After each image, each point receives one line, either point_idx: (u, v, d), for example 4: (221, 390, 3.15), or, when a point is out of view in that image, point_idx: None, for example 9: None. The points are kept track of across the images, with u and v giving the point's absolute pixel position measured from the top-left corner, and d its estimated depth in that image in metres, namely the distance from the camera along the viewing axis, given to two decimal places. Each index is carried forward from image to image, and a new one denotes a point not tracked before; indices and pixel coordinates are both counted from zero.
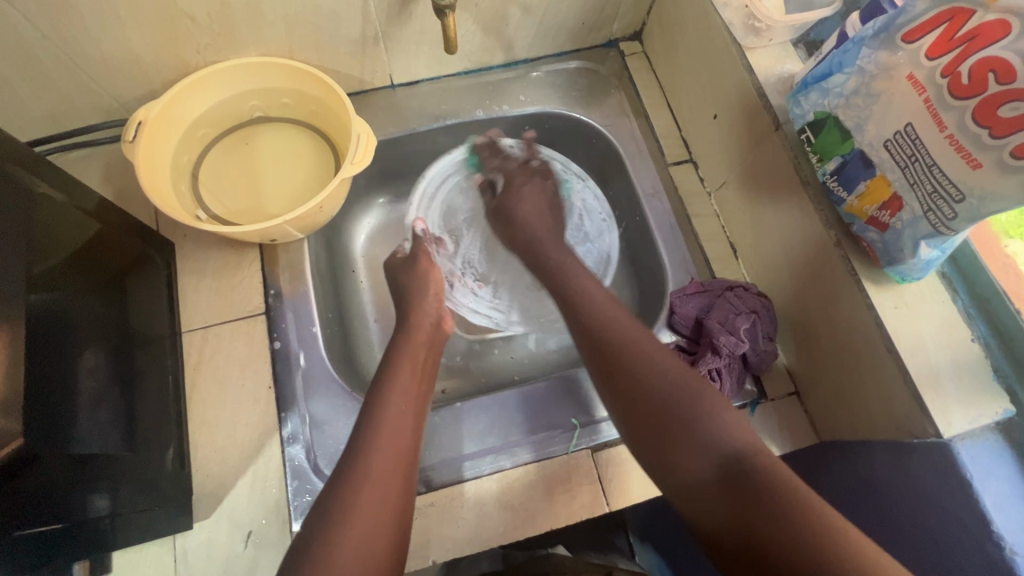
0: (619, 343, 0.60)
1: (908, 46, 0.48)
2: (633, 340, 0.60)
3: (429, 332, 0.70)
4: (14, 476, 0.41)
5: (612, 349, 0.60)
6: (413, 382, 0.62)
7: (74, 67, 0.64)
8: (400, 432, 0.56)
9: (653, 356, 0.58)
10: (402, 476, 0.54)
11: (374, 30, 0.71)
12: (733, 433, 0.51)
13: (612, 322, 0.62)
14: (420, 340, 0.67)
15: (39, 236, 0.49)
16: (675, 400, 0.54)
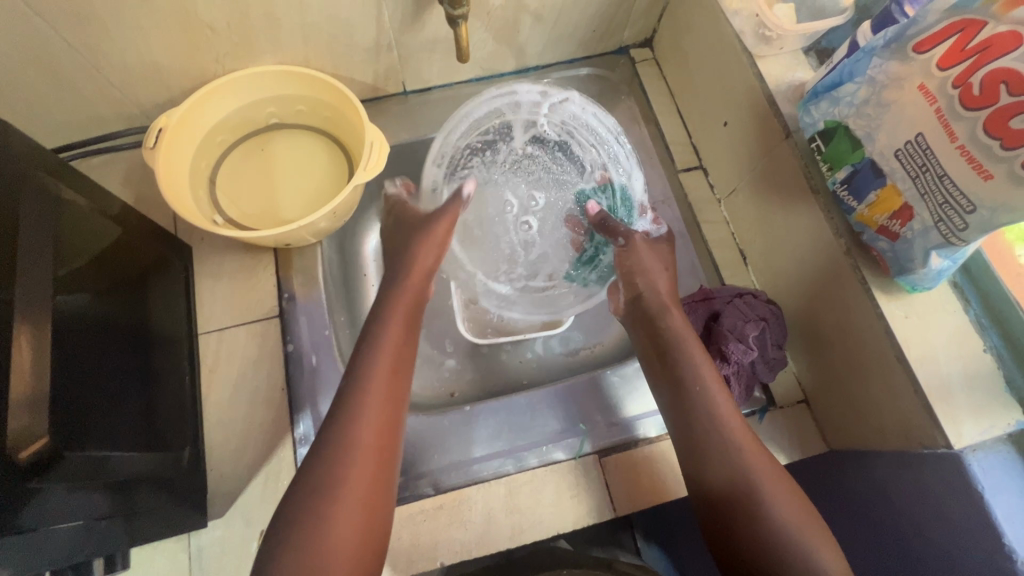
0: (721, 455, 0.56)
1: (919, 56, 0.48)
2: (738, 455, 0.56)
3: (417, 293, 0.67)
4: (40, 472, 0.43)
5: (705, 429, 0.58)
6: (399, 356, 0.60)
7: (98, 76, 0.66)
8: (384, 399, 0.56)
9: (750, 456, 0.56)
10: (384, 451, 0.54)
11: (387, 39, 0.72)
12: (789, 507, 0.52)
13: (718, 423, 0.58)
14: (405, 302, 0.65)
15: (65, 241, 0.51)
16: (780, 525, 0.52)
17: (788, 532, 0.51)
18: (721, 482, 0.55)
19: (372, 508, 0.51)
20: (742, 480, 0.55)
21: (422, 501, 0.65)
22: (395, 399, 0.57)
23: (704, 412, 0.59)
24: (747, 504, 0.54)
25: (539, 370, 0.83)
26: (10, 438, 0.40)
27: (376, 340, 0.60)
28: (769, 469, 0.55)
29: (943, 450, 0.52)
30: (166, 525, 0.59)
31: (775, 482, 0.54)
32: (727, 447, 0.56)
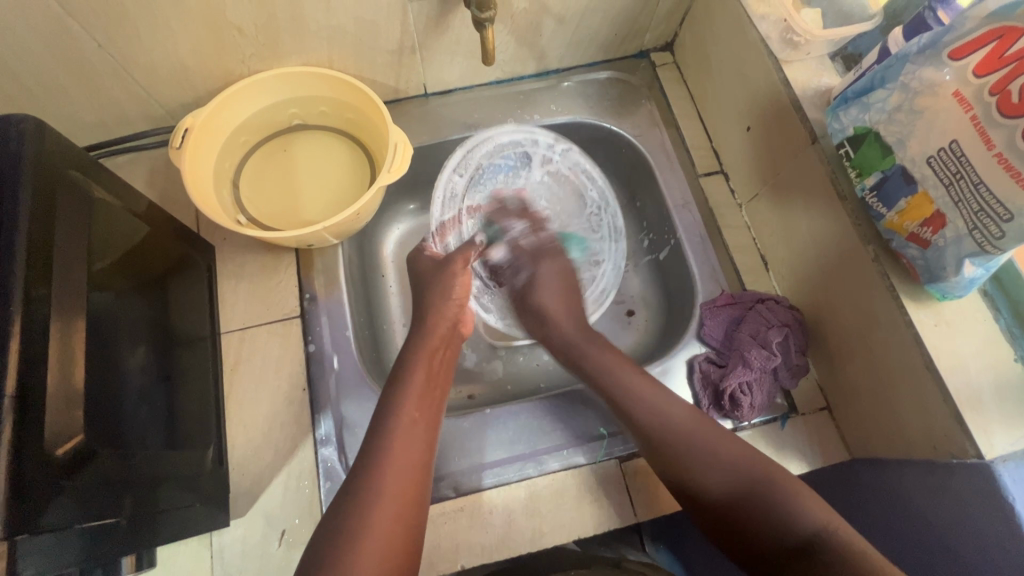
0: (673, 441, 0.60)
1: (955, 63, 0.47)
2: (686, 433, 0.60)
3: (443, 335, 0.69)
4: (72, 471, 0.43)
5: (666, 442, 0.60)
6: (425, 386, 0.62)
7: (126, 76, 0.67)
8: (409, 443, 0.56)
9: (713, 444, 0.59)
10: (412, 499, 0.54)
11: (411, 41, 0.73)
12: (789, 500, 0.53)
13: (665, 419, 0.61)
14: (435, 339, 0.68)
15: (96, 240, 0.51)
16: (744, 476, 0.56)
17: (753, 482, 0.56)
18: (673, 462, 0.59)
19: (401, 551, 0.51)
20: (708, 468, 0.58)
21: (442, 503, 0.65)
22: (420, 456, 0.56)
23: (646, 419, 0.62)
24: (705, 470, 0.58)
25: (557, 373, 0.83)
26: (47, 434, 0.41)
27: (401, 390, 0.61)
28: (731, 447, 0.58)
29: (972, 460, 0.51)
30: (191, 525, 0.60)
31: (738, 457, 0.57)
32: (689, 444, 0.59)
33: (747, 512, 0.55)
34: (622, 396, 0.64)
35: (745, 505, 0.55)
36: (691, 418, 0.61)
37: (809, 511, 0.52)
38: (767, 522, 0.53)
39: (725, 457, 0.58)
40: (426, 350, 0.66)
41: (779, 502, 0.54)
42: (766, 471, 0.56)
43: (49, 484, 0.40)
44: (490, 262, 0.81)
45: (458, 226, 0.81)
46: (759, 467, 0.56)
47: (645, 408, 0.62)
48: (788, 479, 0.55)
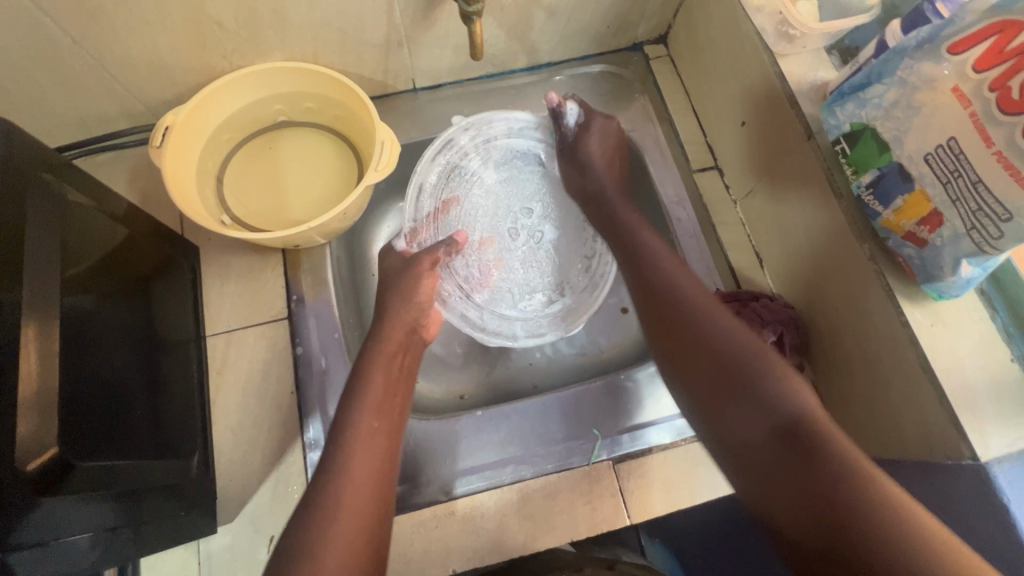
0: (678, 309, 0.63)
1: (954, 57, 0.46)
2: (698, 301, 0.63)
3: (400, 338, 0.67)
4: (48, 485, 0.42)
5: (671, 303, 0.63)
6: (381, 396, 0.60)
7: (103, 73, 0.65)
8: (367, 452, 0.56)
9: (719, 319, 0.61)
10: (369, 509, 0.53)
11: (399, 35, 0.71)
12: (792, 399, 0.54)
13: (680, 288, 0.64)
14: (389, 347, 0.65)
15: (70, 244, 0.49)
16: (742, 360, 0.57)
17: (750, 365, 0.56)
18: (681, 313, 0.62)
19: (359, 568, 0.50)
20: (707, 331, 0.60)
21: (433, 506, 0.64)
22: (376, 471, 0.55)
23: (669, 275, 0.66)
24: (707, 345, 0.59)
25: (549, 373, 0.82)
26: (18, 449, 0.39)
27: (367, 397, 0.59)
28: (732, 324, 0.60)
29: (967, 461, 0.51)
30: (177, 533, 0.59)
31: (737, 340, 0.59)
32: (690, 307, 0.62)
33: (748, 383, 0.56)
34: (639, 253, 0.69)
35: (745, 373, 0.56)
36: (700, 291, 0.64)
37: (803, 404, 0.53)
38: (754, 399, 0.55)
39: (725, 333, 0.59)
40: (387, 354, 0.65)
41: (773, 387, 0.55)
42: (766, 356, 0.57)
43: (24, 497, 0.39)
44: (466, 262, 0.79)
45: (429, 230, 0.78)
46: (759, 349, 0.58)
47: (662, 273, 0.66)
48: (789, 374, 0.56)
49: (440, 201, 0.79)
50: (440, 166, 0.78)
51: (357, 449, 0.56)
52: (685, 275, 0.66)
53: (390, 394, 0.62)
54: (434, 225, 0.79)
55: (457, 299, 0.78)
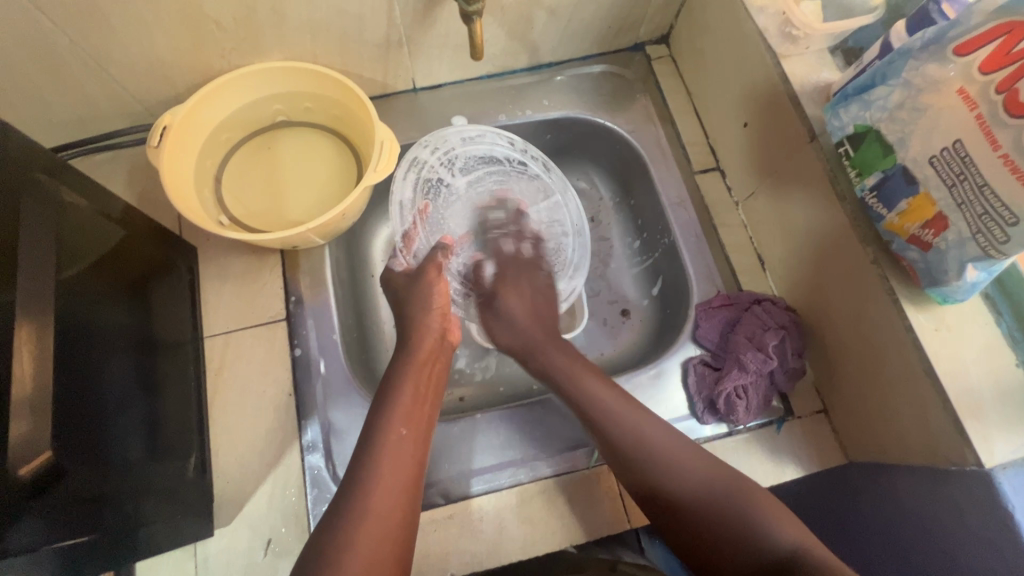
0: (601, 418, 0.61)
1: (960, 59, 0.46)
2: (660, 458, 0.58)
3: (431, 349, 0.67)
4: (40, 489, 0.41)
5: (631, 459, 0.59)
6: (413, 407, 0.60)
7: (101, 72, 0.64)
8: (401, 459, 0.55)
9: (676, 466, 0.58)
10: (400, 520, 0.52)
11: (398, 34, 0.70)
12: (774, 535, 0.51)
13: (598, 402, 0.62)
14: (421, 359, 0.65)
15: (67, 245, 0.49)
16: (715, 501, 0.55)
17: (697, 485, 0.56)
18: (619, 437, 0.60)
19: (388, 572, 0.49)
20: (675, 475, 0.57)
21: (432, 510, 0.64)
22: (409, 481, 0.55)
23: (588, 396, 0.63)
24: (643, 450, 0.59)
25: None
26: (10, 454, 0.39)
27: (389, 408, 0.59)
28: (698, 462, 0.58)
29: (972, 467, 0.50)
30: (174, 536, 0.58)
31: (701, 481, 0.57)
32: (649, 446, 0.59)
33: (723, 523, 0.54)
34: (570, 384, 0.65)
35: (720, 511, 0.54)
36: (648, 425, 0.60)
37: (739, 492, 0.55)
38: (733, 548, 0.52)
39: (690, 477, 0.57)
40: (414, 365, 0.64)
41: (704, 484, 0.56)
42: (704, 459, 0.58)
43: (15, 503, 0.39)
44: (460, 260, 0.80)
45: (419, 237, 0.76)
46: (729, 484, 0.56)
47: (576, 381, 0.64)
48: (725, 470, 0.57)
49: (419, 208, 0.77)
50: (415, 180, 0.76)
51: (392, 457, 0.55)
52: (555, 351, 0.69)
53: (422, 404, 0.61)
54: (423, 230, 0.77)
55: (458, 299, 0.78)
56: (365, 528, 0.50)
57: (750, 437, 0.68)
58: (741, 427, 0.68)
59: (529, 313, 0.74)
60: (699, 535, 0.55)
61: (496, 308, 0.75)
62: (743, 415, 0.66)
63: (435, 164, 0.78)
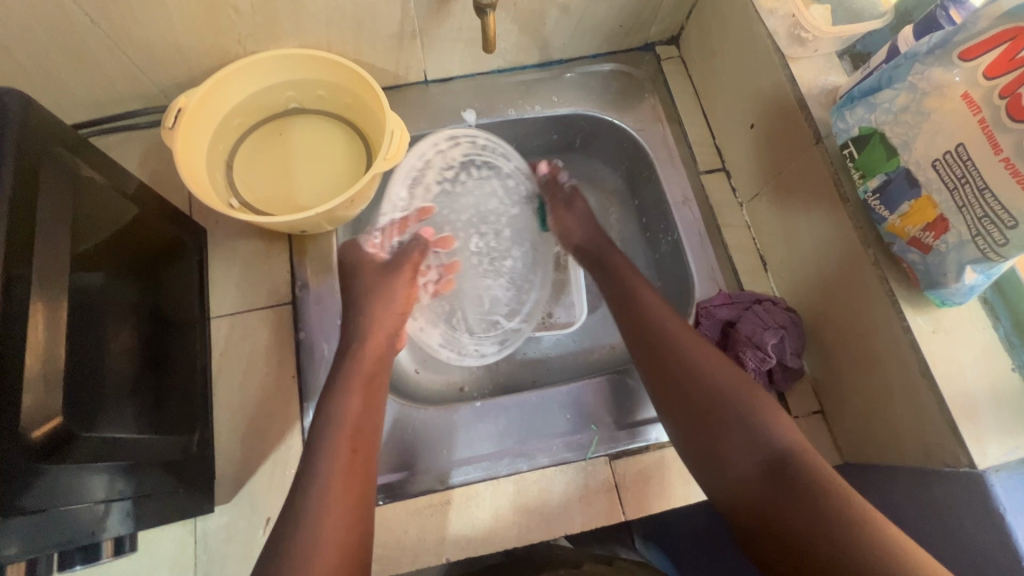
0: (686, 374, 0.60)
1: (965, 64, 0.47)
2: (670, 327, 0.63)
3: (375, 357, 0.64)
4: (49, 454, 0.42)
5: (629, 297, 0.68)
6: (360, 420, 0.58)
7: (119, 54, 0.65)
8: (348, 482, 0.53)
9: (695, 345, 0.62)
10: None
11: (412, 26, 0.71)
12: (782, 436, 0.55)
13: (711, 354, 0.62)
14: (364, 369, 0.62)
15: (81, 219, 0.50)
16: (718, 397, 0.58)
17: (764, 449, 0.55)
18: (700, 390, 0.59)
19: None
20: (683, 344, 0.62)
21: (430, 495, 0.65)
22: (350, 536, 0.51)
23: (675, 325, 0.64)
24: (692, 387, 0.59)
25: (549, 367, 0.82)
26: (22, 418, 0.40)
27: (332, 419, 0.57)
28: (711, 351, 0.62)
29: (965, 469, 0.51)
30: (175, 510, 0.59)
31: (719, 362, 0.61)
32: (668, 335, 0.63)
33: (729, 410, 0.57)
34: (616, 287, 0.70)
35: (730, 408, 0.57)
36: (653, 300, 0.67)
37: (793, 443, 0.54)
38: (731, 419, 0.57)
39: (702, 355, 0.61)
40: (358, 370, 0.61)
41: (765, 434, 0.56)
42: (767, 416, 0.57)
43: (28, 467, 0.40)
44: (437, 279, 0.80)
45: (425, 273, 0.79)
46: (738, 382, 0.59)
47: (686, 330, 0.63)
48: (780, 417, 0.57)
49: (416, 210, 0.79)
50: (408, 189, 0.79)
51: (362, 434, 0.57)
52: (649, 295, 0.67)
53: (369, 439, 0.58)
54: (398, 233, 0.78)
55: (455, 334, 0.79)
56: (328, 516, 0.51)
57: None
58: None
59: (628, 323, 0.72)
60: (720, 420, 0.57)
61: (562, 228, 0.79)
62: None
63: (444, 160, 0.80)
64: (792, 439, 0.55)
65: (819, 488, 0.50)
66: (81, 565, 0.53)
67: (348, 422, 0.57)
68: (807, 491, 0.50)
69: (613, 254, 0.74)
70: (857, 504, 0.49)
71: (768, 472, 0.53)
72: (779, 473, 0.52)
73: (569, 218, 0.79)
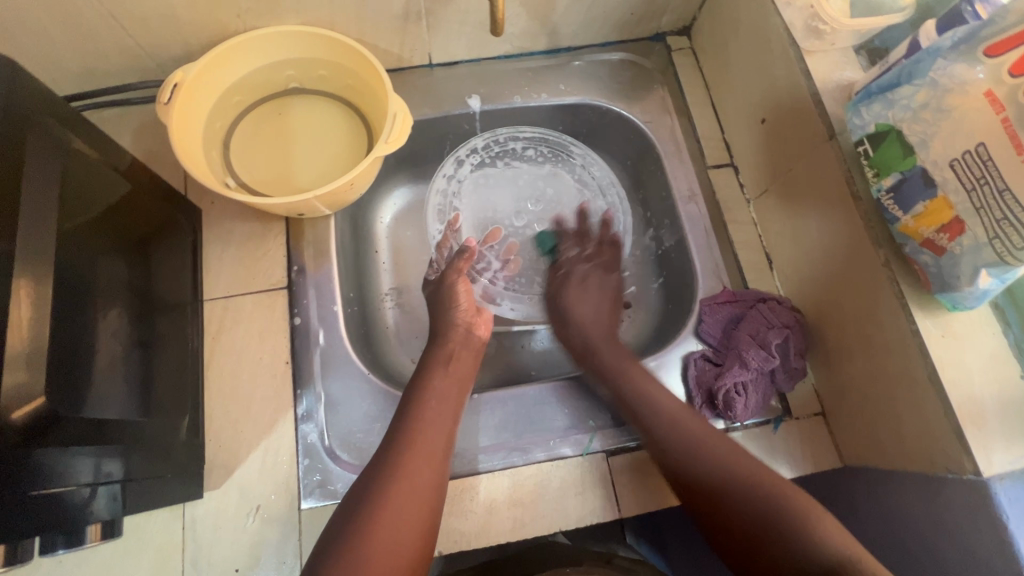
0: (706, 476, 0.57)
1: (990, 60, 0.45)
2: (696, 436, 0.60)
3: (461, 344, 0.69)
4: (33, 435, 0.41)
5: (633, 405, 0.65)
6: (449, 387, 0.63)
7: (114, 25, 0.63)
8: (428, 442, 0.57)
9: (720, 453, 0.58)
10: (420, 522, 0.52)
11: (418, 6, 0.69)
12: (830, 545, 0.49)
13: (683, 434, 0.61)
14: (450, 350, 0.67)
15: (70, 193, 0.48)
16: (761, 498, 0.54)
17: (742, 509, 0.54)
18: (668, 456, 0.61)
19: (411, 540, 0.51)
20: (700, 453, 0.59)
21: None
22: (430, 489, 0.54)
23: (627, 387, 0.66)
24: (721, 490, 0.56)
25: (547, 360, 0.81)
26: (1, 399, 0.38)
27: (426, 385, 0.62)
28: (738, 453, 0.58)
29: (970, 476, 0.50)
30: (163, 495, 0.58)
31: (747, 466, 0.57)
32: (687, 446, 0.60)
33: (773, 526, 0.52)
34: (617, 379, 0.68)
35: (772, 519, 0.52)
36: (670, 399, 0.64)
37: (845, 549, 0.49)
38: (773, 535, 0.52)
39: (730, 463, 0.57)
40: (442, 366, 0.65)
41: (741, 488, 0.55)
42: (809, 515, 0.51)
43: (7, 448, 0.38)
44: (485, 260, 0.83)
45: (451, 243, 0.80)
46: (776, 483, 0.55)
47: (663, 425, 0.62)
48: (823, 512, 0.52)
49: (448, 220, 0.82)
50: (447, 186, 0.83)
51: (427, 433, 0.58)
52: (653, 386, 0.65)
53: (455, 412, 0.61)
54: (456, 236, 0.81)
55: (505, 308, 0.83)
56: (383, 515, 0.51)
57: (746, 435, 0.67)
58: (738, 424, 0.67)
59: (591, 313, 0.76)
60: (760, 534, 0.53)
61: (564, 313, 0.77)
62: (741, 412, 0.65)
63: (484, 151, 0.84)
64: (843, 543, 0.49)
65: None
66: (63, 549, 0.52)
67: (421, 420, 0.58)
68: None
69: (577, 308, 0.77)
70: None
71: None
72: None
73: (578, 292, 0.78)
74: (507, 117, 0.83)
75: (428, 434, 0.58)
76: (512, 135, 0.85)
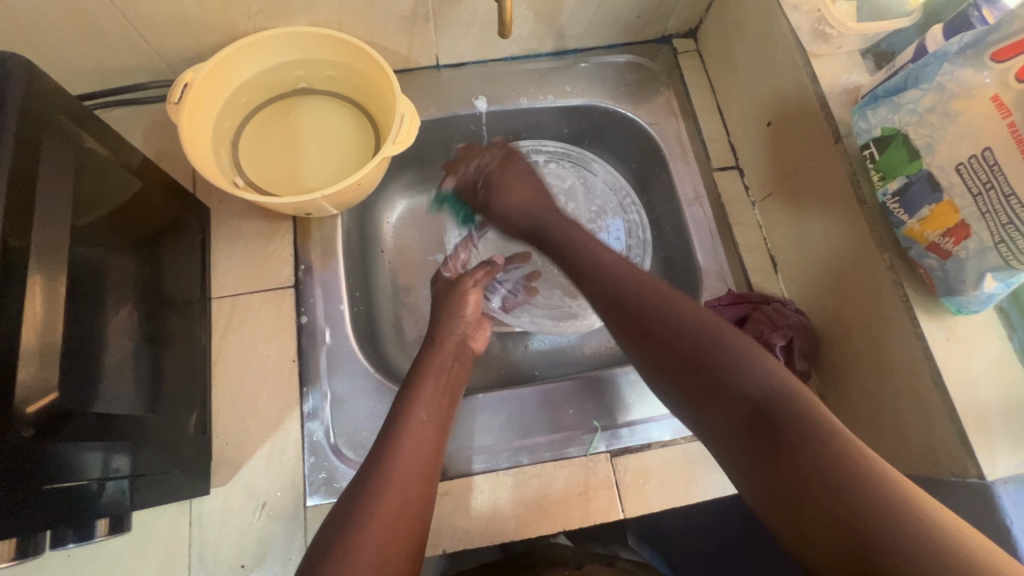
0: (653, 302, 0.56)
1: (996, 65, 0.45)
2: (656, 293, 0.56)
3: (452, 351, 0.68)
4: (48, 429, 0.41)
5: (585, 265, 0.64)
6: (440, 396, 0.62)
7: (126, 25, 0.64)
8: (418, 447, 0.56)
9: (677, 303, 0.55)
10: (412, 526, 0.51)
11: (426, 8, 0.70)
12: (767, 376, 0.47)
13: (623, 279, 0.59)
14: (443, 357, 0.66)
15: (82, 191, 0.49)
16: (699, 349, 0.51)
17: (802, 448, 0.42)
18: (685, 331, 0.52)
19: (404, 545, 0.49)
20: (634, 289, 0.58)
21: None
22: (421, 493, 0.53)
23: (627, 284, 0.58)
24: (667, 314, 0.54)
25: (551, 360, 0.81)
26: (16, 393, 0.39)
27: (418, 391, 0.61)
28: (687, 309, 0.54)
29: (974, 480, 0.50)
30: (171, 491, 0.58)
31: (697, 322, 0.53)
32: (619, 279, 0.60)
33: (713, 354, 0.50)
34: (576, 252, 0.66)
35: (705, 357, 0.50)
36: (618, 260, 0.62)
37: (773, 380, 0.46)
38: (711, 360, 0.49)
39: (679, 313, 0.54)
40: (434, 373, 0.64)
41: (747, 375, 0.47)
42: (749, 358, 0.48)
43: (23, 441, 0.39)
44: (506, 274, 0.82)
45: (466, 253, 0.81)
46: (718, 325, 0.52)
47: (602, 259, 0.63)
48: (763, 354, 0.49)
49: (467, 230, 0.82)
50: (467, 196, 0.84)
51: (414, 440, 0.56)
52: (620, 269, 0.61)
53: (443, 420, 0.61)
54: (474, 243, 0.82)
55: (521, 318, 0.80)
56: (378, 513, 0.50)
57: None
58: None
59: (528, 195, 0.74)
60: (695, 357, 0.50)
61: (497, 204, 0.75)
62: None
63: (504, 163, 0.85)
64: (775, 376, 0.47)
65: (813, 452, 0.41)
66: (73, 543, 0.53)
67: (411, 427, 0.57)
68: (795, 442, 0.42)
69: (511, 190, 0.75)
70: (869, 460, 0.40)
71: (750, 412, 0.46)
72: (766, 418, 0.44)
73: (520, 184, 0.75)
74: (520, 120, 0.84)
75: (419, 440, 0.57)
76: (536, 147, 0.86)
